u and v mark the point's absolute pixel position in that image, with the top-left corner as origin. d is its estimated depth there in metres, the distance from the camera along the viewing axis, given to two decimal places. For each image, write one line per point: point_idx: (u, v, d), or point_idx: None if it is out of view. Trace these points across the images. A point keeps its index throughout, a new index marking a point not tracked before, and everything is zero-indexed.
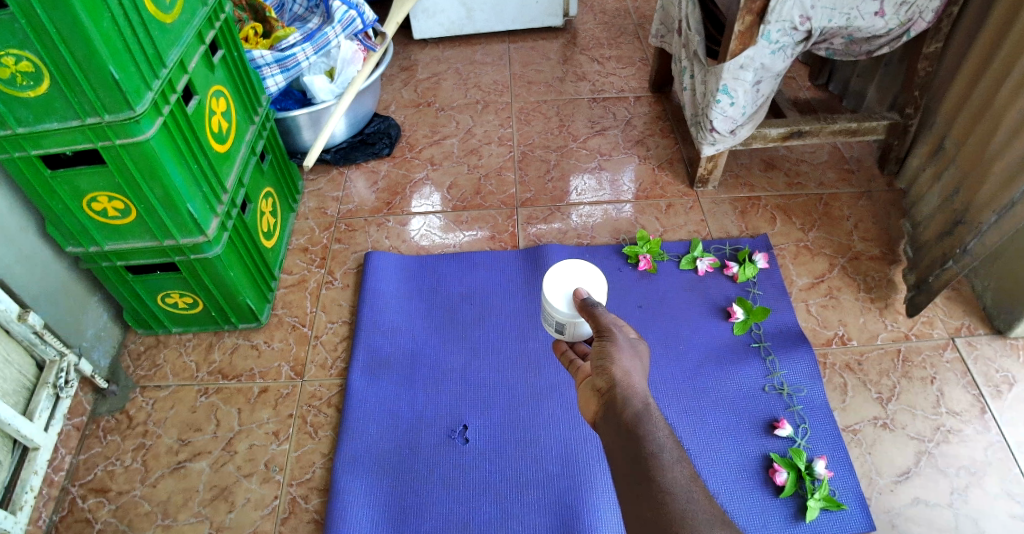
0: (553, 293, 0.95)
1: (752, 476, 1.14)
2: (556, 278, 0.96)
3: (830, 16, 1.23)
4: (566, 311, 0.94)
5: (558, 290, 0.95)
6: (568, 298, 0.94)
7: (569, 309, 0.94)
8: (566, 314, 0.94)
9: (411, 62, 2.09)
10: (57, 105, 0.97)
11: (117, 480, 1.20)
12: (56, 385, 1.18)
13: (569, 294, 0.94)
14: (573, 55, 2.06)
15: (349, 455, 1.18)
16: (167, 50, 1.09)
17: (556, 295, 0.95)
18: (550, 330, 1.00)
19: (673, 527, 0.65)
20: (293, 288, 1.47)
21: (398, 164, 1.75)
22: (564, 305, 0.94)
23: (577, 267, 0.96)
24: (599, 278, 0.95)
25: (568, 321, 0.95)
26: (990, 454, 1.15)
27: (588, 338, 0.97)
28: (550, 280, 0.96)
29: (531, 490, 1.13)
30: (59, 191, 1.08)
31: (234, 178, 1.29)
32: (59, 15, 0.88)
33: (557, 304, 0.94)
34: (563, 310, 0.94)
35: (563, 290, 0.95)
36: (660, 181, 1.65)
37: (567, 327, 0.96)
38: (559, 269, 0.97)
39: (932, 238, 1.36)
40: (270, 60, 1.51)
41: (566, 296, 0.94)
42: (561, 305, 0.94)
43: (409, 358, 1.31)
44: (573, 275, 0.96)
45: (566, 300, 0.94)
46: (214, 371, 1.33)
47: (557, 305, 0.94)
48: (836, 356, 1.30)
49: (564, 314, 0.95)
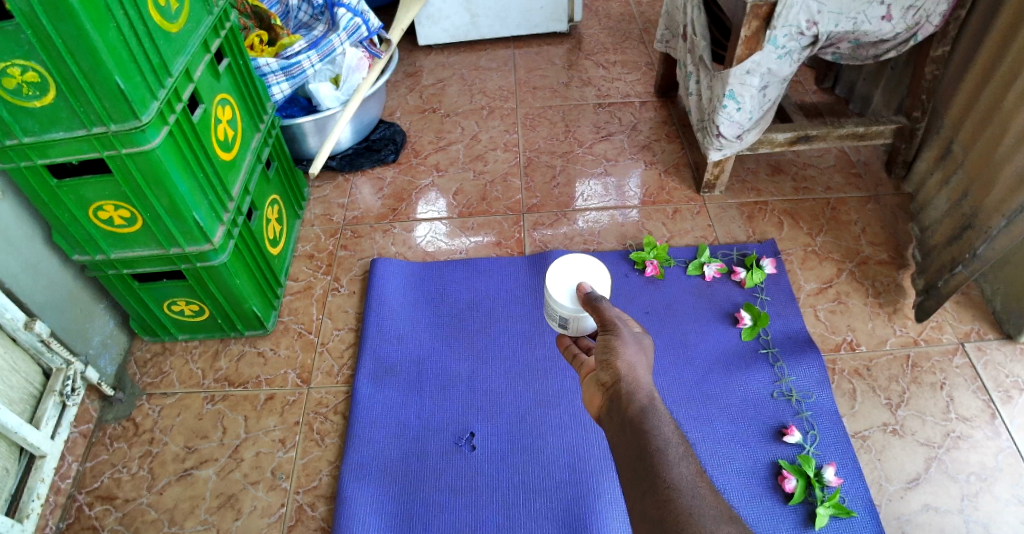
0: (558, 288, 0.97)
1: (761, 483, 1.13)
2: (560, 276, 0.98)
3: (837, 21, 1.23)
4: (569, 306, 0.95)
5: (560, 285, 0.96)
6: (569, 292, 0.95)
7: (570, 304, 0.95)
8: (569, 309, 0.95)
9: (416, 68, 2.10)
10: (63, 114, 0.97)
11: (124, 488, 1.20)
12: (63, 393, 1.18)
13: (570, 288, 0.96)
14: (578, 60, 2.06)
15: (355, 463, 1.18)
16: (173, 59, 1.09)
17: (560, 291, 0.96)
18: (554, 325, 1.01)
19: (678, 523, 0.64)
20: (299, 294, 1.47)
21: (403, 171, 1.75)
22: (567, 299, 0.95)
23: (580, 262, 0.98)
24: (602, 274, 0.97)
25: (571, 316, 0.96)
26: (1002, 460, 1.14)
27: (592, 331, 0.98)
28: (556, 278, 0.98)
29: (539, 498, 1.12)
30: (65, 199, 1.08)
31: (240, 185, 1.29)
32: (64, 25, 0.88)
33: (560, 299, 0.96)
34: (565, 305, 0.95)
35: (566, 285, 0.96)
36: (666, 186, 1.65)
37: (573, 323, 0.97)
38: (562, 265, 0.98)
39: (941, 241, 1.35)
40: (275, 67, 1.53)
41: (568, 290, 0.96)
42: (563, 300, 0.96)
43: (416, 365, 1.31)
44: (576, 270, 0.98)
45: (568, 294, 0.96)
46: (220, 379, 1.33)
47: (560, 300, 0.96)
48: (844, 362, 1.29)
49: (567, 309, 0.96)
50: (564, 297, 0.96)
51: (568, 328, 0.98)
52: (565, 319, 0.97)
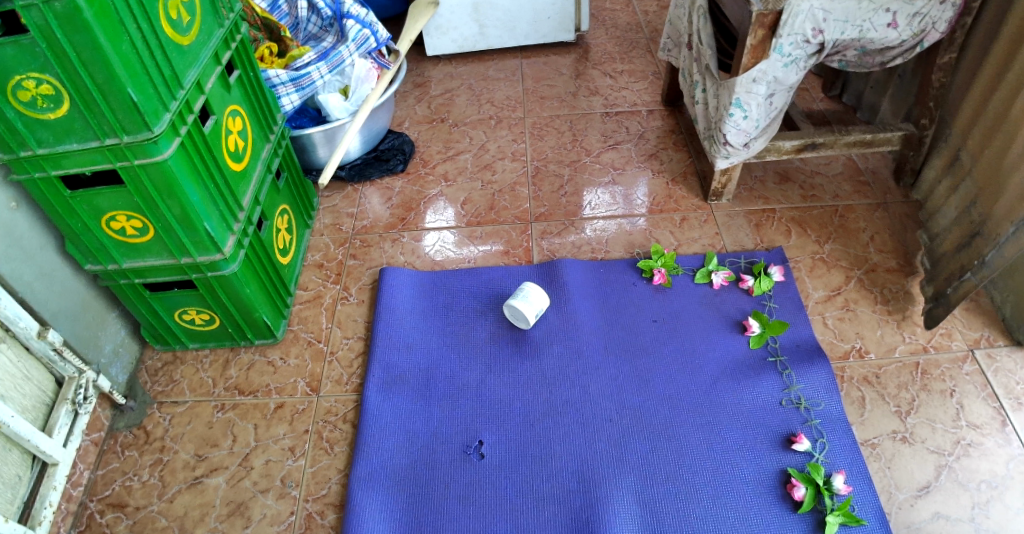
0: (536, 289, 1.36)
1: (770, 492, 1.12)
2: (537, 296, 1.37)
3: (843, 29, 1.23)
4: (507, 315, 1.38)
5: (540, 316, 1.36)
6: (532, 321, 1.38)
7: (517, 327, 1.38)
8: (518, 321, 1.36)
9: (424, 79, 2.12)
10: (77, 126, 0.99)
11: (135, 496, 1.21)
12: (75, 401, 1.20)
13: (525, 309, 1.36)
14: (586, 70, 2.08)
15: (365, 471, 1.18)
16: (185, 71, 1.11)
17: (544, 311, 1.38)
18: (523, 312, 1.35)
19: None
20: (308, 304, 1.48)
21: (412, 181, 1.76)
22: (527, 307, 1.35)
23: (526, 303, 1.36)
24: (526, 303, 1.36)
25: (512, 313, 1.36)
26: (1013, 468, 1.13)
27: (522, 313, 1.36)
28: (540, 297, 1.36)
29: (546, 507, 1.12)
30: (78, 210, 1.10)
31: (250, 196, 1.30)
32: (80, 38, 0.90)
33: (529, 313, 1.33)
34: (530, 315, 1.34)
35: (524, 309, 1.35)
36: (674, 194, 1.65)
37: (516, 306, 1.33)
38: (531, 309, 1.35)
39: (950, 249, 1.34)
40: (285, 78, 1.54)
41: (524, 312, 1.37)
42: (529, 287, 1.37)
43: (424, 374, 1.32)
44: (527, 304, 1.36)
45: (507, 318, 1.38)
46: (230, 387, 1.34)
47: (527, 310, 1.33)
48: (854, 370, 1.28)
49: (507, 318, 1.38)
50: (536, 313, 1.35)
51: (522, 308, 1.34)
52: (523, 308, 1.33)
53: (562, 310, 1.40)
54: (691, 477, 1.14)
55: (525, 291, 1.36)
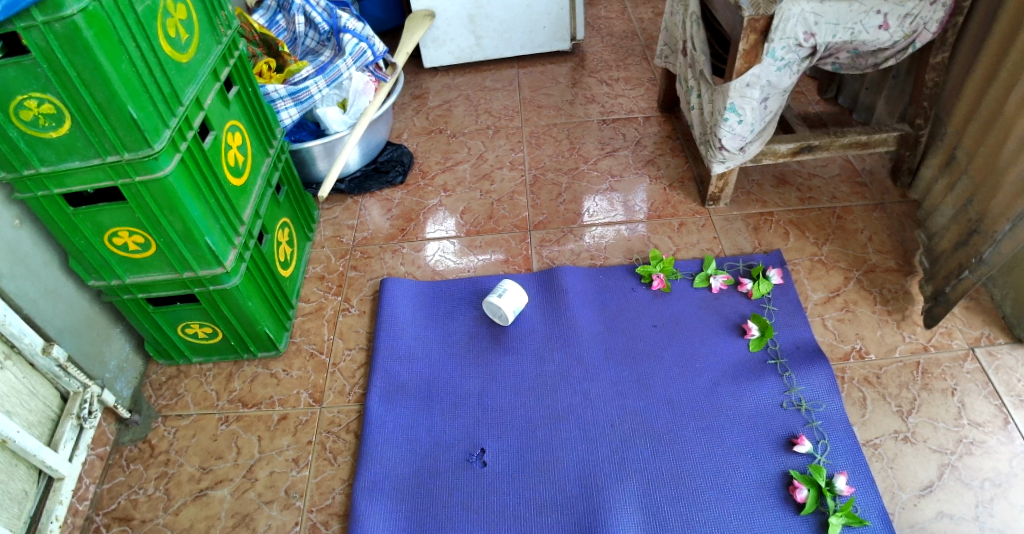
0: (512, 285, 1.40)
1: (773, 494, 1.12)
2: (515, 288, 1.39)
3: (835, 31, 1.24)
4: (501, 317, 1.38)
5: (511, 297, 1.37)
6: (516, 309, 1.38)
7: (507, 321, 1.38)
8: (504, 318, 1.38)
9: (422, 90, 2.13)
10: (79, 144, 1.00)
11: (141, 509, 1.21)
12: (80, 416, 1.21)
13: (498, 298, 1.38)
14: (582, 78, 2.09)
15: (368, 481, 1.19)
16: (184, 88, 1.12)
17: (518, 295, 1.39)
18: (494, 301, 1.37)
19: None
20: (310, 315, 1.49)
21: (411, 192, 1.77)
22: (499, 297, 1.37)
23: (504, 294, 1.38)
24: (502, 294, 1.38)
25: (493, 315, 1.39)
26: (1016, 465, 1.13)
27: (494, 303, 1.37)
28: (504, 284, 1.40)
29: (550, 513, 1.12)
30: (81, 226, 1.11)
31: (251, 210, 1.31)
32: (80, 59, 0.92)
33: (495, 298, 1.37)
34: (499, 303, 1.36)
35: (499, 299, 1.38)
36: (671, 199, 1.66)
37: (489, 303, 1.38)
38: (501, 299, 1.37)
39: (948, 247, 1.34)
40: (284, 93, 1.56)
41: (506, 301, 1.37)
42: (504, 281, 1.41)
43: (427, 383, 1.32)
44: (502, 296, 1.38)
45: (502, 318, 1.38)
46: (234, 400, 1.35)
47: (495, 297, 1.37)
48: (854, 371, 1.28)
49: (503, 322, 1.39)
50: (502, 295, 1.37)
51: (495, 302, 1.37)
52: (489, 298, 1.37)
53: (563, 316, 1.41)
54: (693, 480, 1.14)
55: (499, 285, 1.41)
